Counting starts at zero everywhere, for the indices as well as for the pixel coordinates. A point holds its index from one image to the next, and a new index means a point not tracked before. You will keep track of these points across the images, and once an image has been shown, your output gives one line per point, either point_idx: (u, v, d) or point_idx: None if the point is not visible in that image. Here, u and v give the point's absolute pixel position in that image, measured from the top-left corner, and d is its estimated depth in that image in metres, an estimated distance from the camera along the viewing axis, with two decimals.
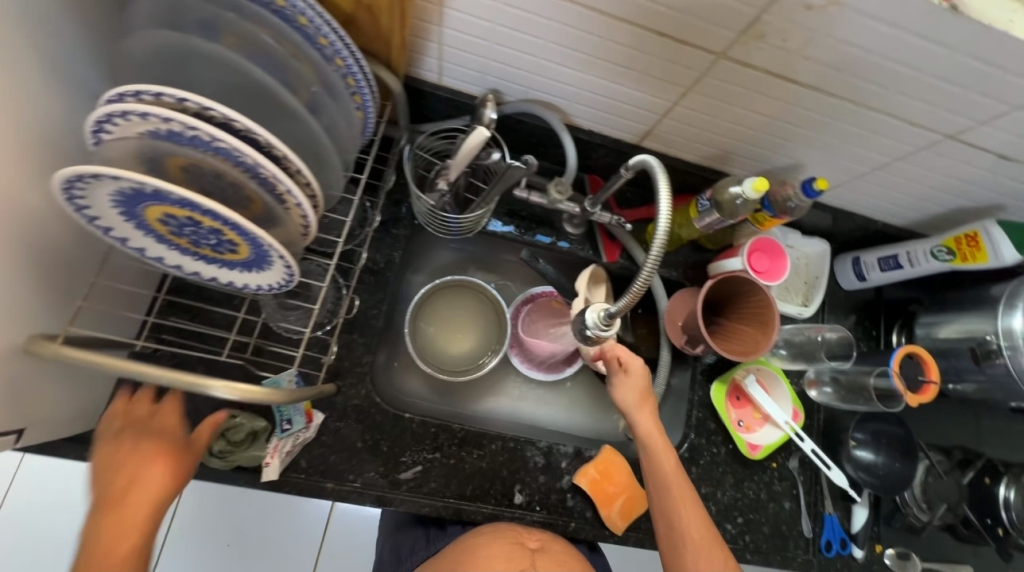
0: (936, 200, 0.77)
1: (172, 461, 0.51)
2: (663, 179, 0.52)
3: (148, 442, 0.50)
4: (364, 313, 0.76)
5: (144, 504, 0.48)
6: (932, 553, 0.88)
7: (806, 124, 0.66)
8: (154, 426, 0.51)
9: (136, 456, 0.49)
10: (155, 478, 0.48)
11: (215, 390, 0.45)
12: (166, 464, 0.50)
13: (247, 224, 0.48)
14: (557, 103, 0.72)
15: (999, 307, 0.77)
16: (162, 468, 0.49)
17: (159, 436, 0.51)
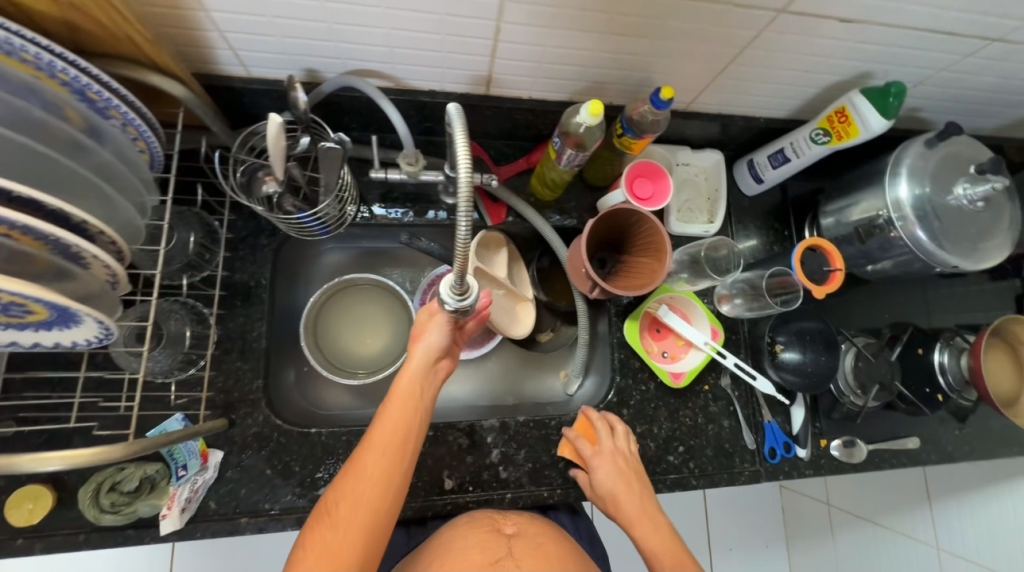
0: (804, 83, 0.73)
1: (431, 347, 0.63)
2: (455, 123, 0.46)
3: (424, 322, 0.64)
4: (243, 337, 0.72)
5: (421, 372, 0.62)
6: (877, 435, 0.89)
7: (637, 31, 0.61)
8: (426, 312, 0.64)
9: (437, 319, 0.63)
10: (414, 362, 0.62)
11: (47, 464, 0.43)
12: (433, 341, 0.63)
13: (37, 291, 0.44)
14: (380, 68, 0.66)
15: (886, 178, 0.74)
16: (423, 356, 0.62)
17: (429, 323, 0.63)
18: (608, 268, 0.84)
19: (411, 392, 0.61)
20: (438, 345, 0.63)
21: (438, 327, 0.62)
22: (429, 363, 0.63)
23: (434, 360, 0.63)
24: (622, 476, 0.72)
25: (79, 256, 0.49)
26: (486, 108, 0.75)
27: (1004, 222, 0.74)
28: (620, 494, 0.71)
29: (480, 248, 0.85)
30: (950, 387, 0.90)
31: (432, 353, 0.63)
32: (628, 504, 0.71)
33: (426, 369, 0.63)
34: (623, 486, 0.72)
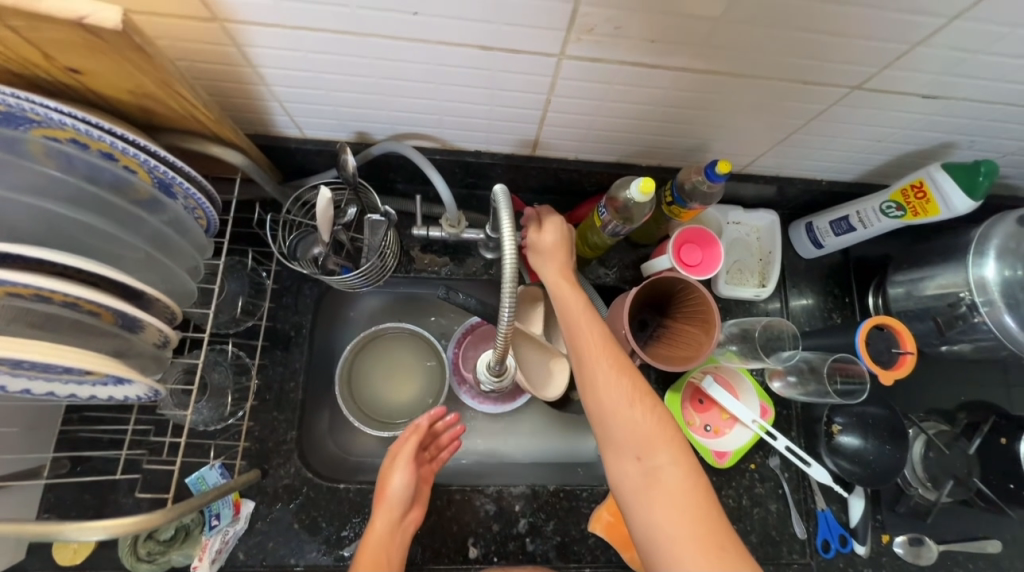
0: (875, 152, 0.68)
1: (395, 498, 0.62)
2: (503, 210, 0.48)
3: (387, 470, 0.65)
4: (281, 386, 0.73)
5: (387, 532, 0.60)
6: (950, 534, 0.79)
7: (692, 104, 0.59)
8: (390, 456, 0.66)
9: (400, 461, 0.64)
10: (379, 519, 0.61)
11: (92, 532, 0.42)
12: (398, 492, 0.62)
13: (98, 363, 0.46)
14: (428, 131, 0.66)
15: (968, 257, 0.67)
16: (386, 509, 0.62)
17: (390, 471, 0.64)
18: (650, 332, 0.80)
19: (380, 548, 0.58)
20: (404, 497, 0.63)
21: (401, 475, 0.63)
22: (395, 518, 0.61)
23: (399, 513, 0.62)
24: (558, 240, 0.64)
25: (140, 323, 0.51)
26: (530, 168, 0.74)
27: None
28: (548, 263, 0.64)
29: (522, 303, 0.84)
30: None
31: (397, 507, 0.62)
32: (564, 308, 0.60)
33: (392, 526, 0.61)
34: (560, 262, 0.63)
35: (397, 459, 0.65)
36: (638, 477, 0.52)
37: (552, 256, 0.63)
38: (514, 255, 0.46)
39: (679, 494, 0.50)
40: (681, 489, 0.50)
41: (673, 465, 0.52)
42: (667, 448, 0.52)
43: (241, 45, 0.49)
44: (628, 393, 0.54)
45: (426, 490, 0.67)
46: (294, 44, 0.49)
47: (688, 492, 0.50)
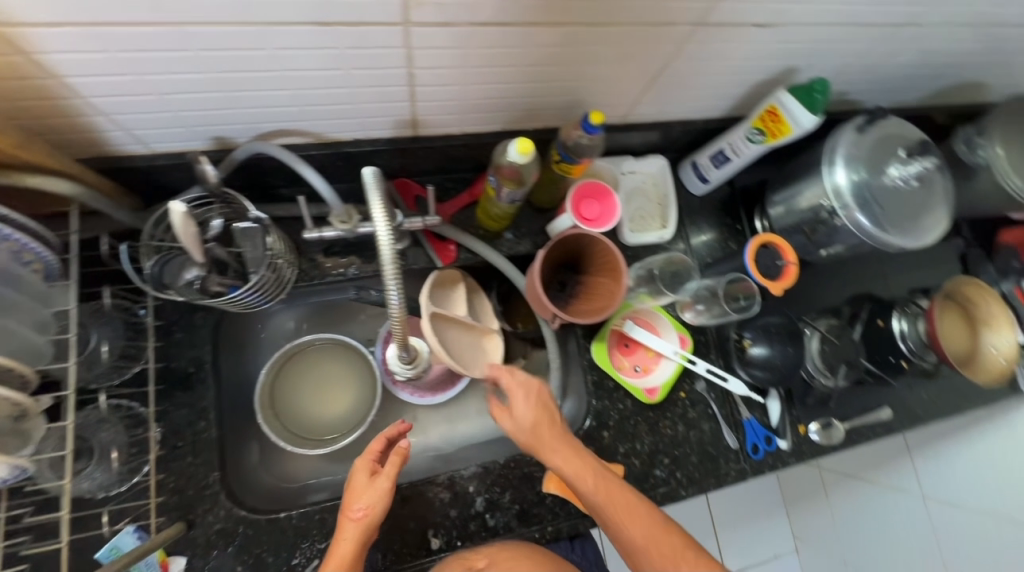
0: (733, 84, 0.73)
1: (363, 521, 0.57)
2: (372, 187, 0.46)
3: (356, 490, 0.59)
4: (191, 429, 0.67)
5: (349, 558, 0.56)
6: (851, 412, 0.91)
7: (556, 60, 0.59)
8: (361, 470, 0.61)
9: (374, 484, 0.59)
10: (344, 538, 0.57)
11: None
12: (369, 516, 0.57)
13: None
14: (295, 125, 0.62)
15: (823, 167, 0.75)
16: (354, 532, 0.57)
17: (359, 494, 0.58)
18: (568, 291, 0.82)
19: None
20: (374, 522, 0.58)
21: (375, 502, 0.58)
22: (362, 540, 0.57)
23: (366, 535, 0.58)
24: (541, 422, 0.64)
25: None
26: (417, 149, 0.72)
27: (941, 195, 0.75)
28: (546, 446, 0.63)
29: (436, 288, 0.81)
30: (913, 353, 0.93)
31: (366, 530, 0.58)
32: (565, 466, 0.62)
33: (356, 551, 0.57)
34: (545, 423, 0.64)
35: (368, 486, 0.59)
36: None
37: (525, 411, 0.65)
38: (389, 239, 0.46)
39: (684, 562, 0.56)
40: (679, 552, 0.57)
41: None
42: (667, 539, 0.58)
43: (27, 52, 0.42)
44: (644, 523, 0.59)
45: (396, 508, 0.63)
46: (95, 45, 0.43)
47: (683, 553, 0.57)
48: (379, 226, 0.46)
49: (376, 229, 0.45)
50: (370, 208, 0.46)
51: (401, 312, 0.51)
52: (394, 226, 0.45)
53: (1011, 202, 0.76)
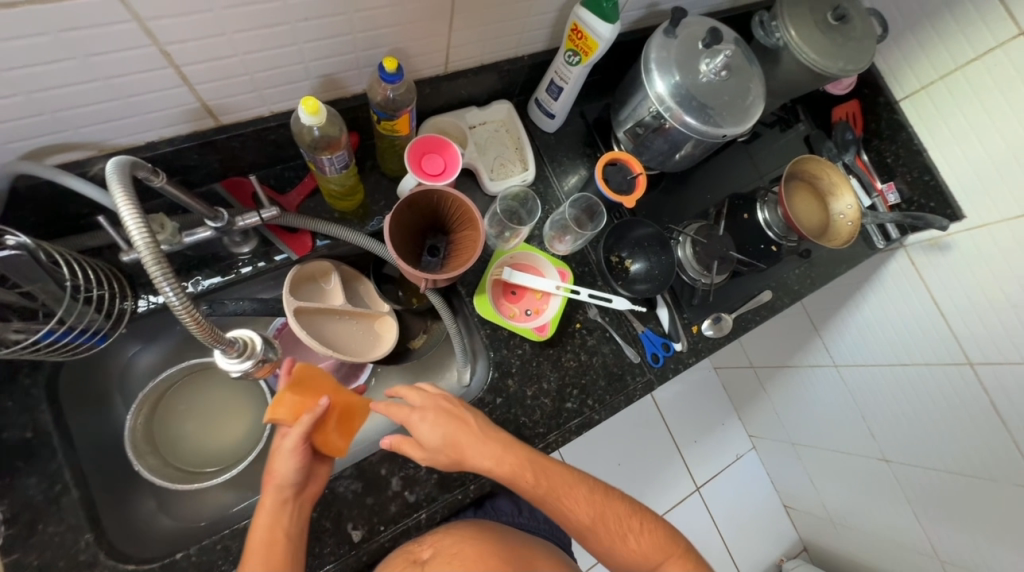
0: (538, 10, 0.73)
1: (286, 481, 0.59)
2: (114, 182, 0.41)
3: (276, 450, 0.60)
4: (43, 496, 0.60)
5: (270, 520, 0.58)
6: (736, 302, 0.97)
7: (330, 12, 0.56)
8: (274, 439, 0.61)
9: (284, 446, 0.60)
10: (265, 502, 0.59)
11: None
12: (286, 477, 0.59)
13: None
14: (58, 137, 0.55)
15: (643, 78, 0.78)
16: (275, 493, 0.59)
17: (278, 455, 0.60)
18: (442, 255, 0.81)
19: (269, 535, 0.57)
20: (294, 480, 0.59)
21: (294, 454, 0.59)
22: (285, 498, 0.59)
23: (289, 493, 0.59)
24: (445, 414, 0.64)
25: None
26: (228, 140, 0.67)
27: (753, 81, 0.80)
28: (454, 435, 0.64)
29: (306, 282, 0.80)
30: (780, 237, 1.01)
31: (287, 487, 0.59)
32: (480, 455, 0.63)
33: (280, 509, 0.59)
34: (460, 429, 0.64)
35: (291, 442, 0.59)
36: (613, 544, 0.68)
37: (433, 428, 0.63)
38: (142, 233, 0.41)
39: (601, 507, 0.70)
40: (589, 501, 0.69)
41: (643, 534, 0.70)
42: (594, 506, 0.69)
43: None
44: (605, 514, 0.69)
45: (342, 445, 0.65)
46: None
47: (605, 507, 0.70)
48: (129, 223, 0.41)
49: (125, 222, 0.41)
50: (114, 202, 0.41)
51: (189, 306, 0.44)
52: (147, 225, 0.41)
53: (814, 74, 0.83)
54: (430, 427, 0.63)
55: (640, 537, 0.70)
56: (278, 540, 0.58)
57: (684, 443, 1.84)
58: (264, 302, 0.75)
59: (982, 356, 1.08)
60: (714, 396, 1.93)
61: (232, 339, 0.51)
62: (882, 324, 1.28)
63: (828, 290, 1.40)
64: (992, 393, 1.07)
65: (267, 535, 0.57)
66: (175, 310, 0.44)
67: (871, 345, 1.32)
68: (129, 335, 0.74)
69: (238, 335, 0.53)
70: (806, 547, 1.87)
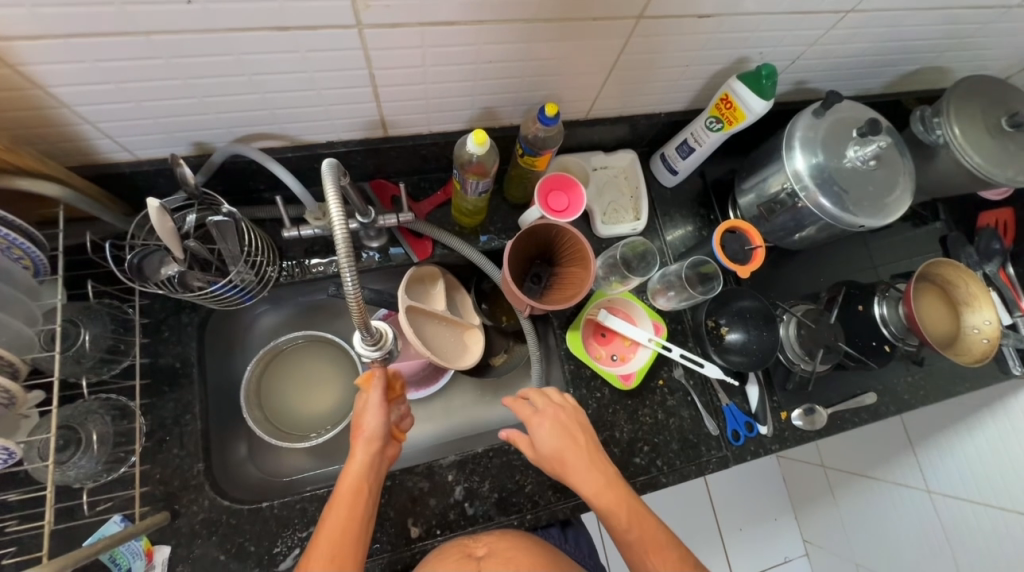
0: (689, 76, 0.76)
1: (377, 436, 0.60)
2: (327, 178, 0.49)
3: (364, 408, 0.62)
4: (176, 420, 0.70)
5: (363, 466, 0.58)
6: (834, 397, 0.91)
7: (510, 58, 0.63)
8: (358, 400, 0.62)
9: (372, 402, 0.61)
10: (356, 455, 0.58)
11: None
12: (379, 431, 0.60)
13: None
14: (268, 128, 0.66)
15: (782, 152, 0.77)
16: (368, 445, 0.59)
17: (366, 412, 0.61)
18: (544, 284, 0.84)
19: (355, 483, 0.57)
20: (385, 435, 0.61)
21: (381, 413, 0.61)
22: (375, 455, 0.59)
23: (379, 447, 0.60)
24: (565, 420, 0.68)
25: None
26: (389, 150, 0.76)
27: (902, 174, 0.77)
28: (569, 437, 0.67)
29: (415, 282, 0.86)
30: (896, 337, 0.93)
31: (378, 442, 0.60)
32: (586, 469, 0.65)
33: (371, 465, 0.58)
34: (570, 444, 0.66)
35: (377, 395, 0.61)
36: None
37: (551, 430, 0.67)
38: (342, 221, 0.47)
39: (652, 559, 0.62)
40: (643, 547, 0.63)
41: None
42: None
43: (12, 64, 0.47)
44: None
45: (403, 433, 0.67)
46: (80, 55, 0.48)
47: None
48: (333, 212, 0.48)
49: (331, 211, 0.47)
50: (325, 195, 0.48)
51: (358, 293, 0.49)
52: (346, 211, 0.47)
53: (973, 178, 0.78)
54: (545, 425, 0.68)
55: None
56: (367, 485, 0.57)
57: (728, 529, 1.70)
58: (379, 293, 0.83)
59: None
60: (770, 487, 1.77)
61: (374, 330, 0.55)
62: (999, 459, 1.12)
63: (935, 405, 1.26)
64: None
65: (356, 480, 0.57)
66: (346, 293, 0.50)
67: (980, 479, 1.16)
68: (264, 297, 0.84)
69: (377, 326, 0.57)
70: None
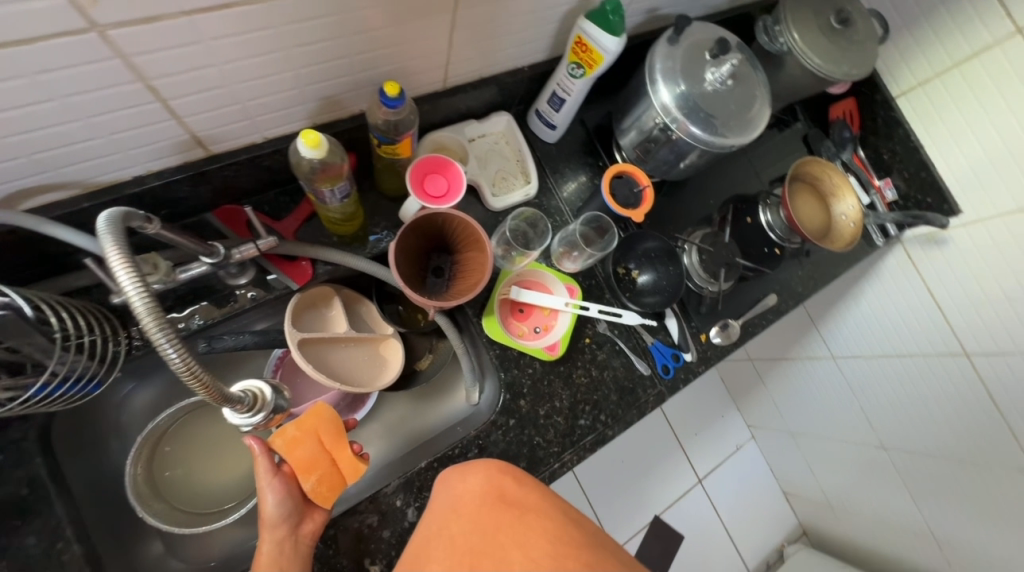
0: (539, 22, 0.70)
1: (277, 519, 0.56)
2: (106, 237, 0.39)
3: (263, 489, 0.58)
4: (43, 555, 0.58)
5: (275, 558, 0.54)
6: (742, 307, 0.97)
7: (326, 37, 0.53)
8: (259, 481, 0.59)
9: (270, 482, 0.57)
10: (263, 546, 0.55)
11: None
12: (274, 512, 0.56)
13: None
14: (37, 179, 0.51)
15: (648, 87, 0.76)
16: (268, 533, 0.56)
17: (265, 490, 0.57)
18: (447, 275, 0.79)
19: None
20: (286, 513, 0.57)
21: (272, 492, 0.57)
22: (281, 538, 0.56)
23: (290, 526, 0.57)
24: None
25: None
26: (221, 170, 0.63)
27: (757, 88, 0.79)
28: None
29: (307, 308, 0.77)
30: (782, 239, 1.01)
31: (281, 525, 0.57)
32: None
33: (279, 552, 0.55)
34: None
35: (266, 474, 0.58)
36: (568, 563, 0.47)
37: None
38: (138, 289, 0.38)
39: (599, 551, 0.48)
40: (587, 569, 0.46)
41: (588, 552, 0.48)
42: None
43: None
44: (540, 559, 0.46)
45: (335, 490, 0.62)
46: None
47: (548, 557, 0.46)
48: (122, 281, 0.38)
49: (120, 278, 0.38)
50: (108, 258, 0.38)
51: (193, 367, 0.40)
52: (143, 276, 0.38)
53: (818, 79, 0.82)
54: None
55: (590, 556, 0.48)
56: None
57: (686, 437, 1.86)
58: (265, 334, 0.72)
59: (978, 348, 1.10)
60: (713, 390, 1.95)
61: (240, 395, 0.47)
62: (880, 317, 1.30)
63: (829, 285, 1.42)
64: (990, 385, 1.09)
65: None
66: (174, 368, 0.40)
67: (869, 338, 1.34)
68: (124, 375, 0.70)
69: (245, 389, 0.48)
70: (806, 532, 1.92)
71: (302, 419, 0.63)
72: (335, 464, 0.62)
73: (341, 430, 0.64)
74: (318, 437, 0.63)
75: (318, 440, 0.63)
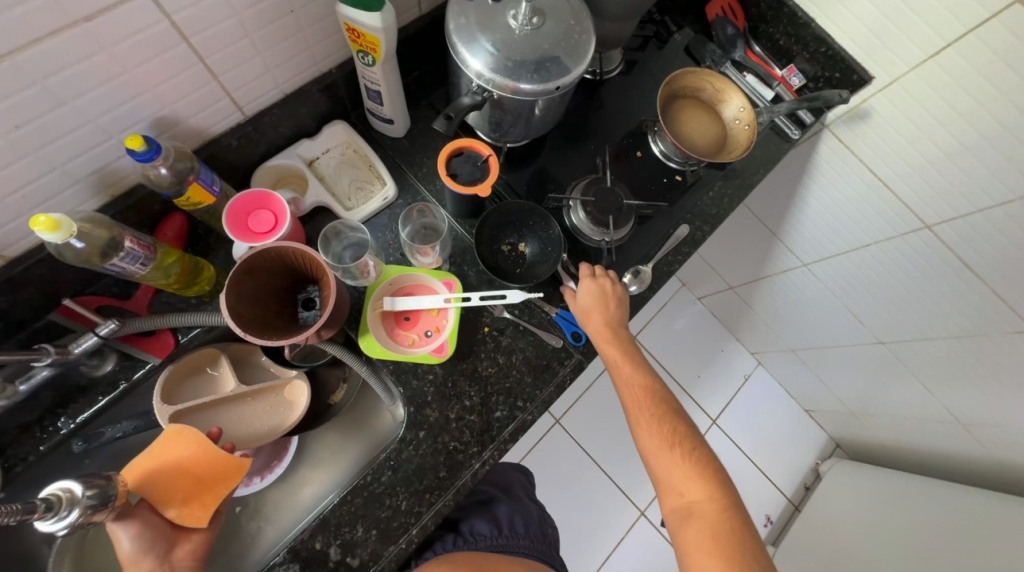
0: (310, 21, 0.65)
1: (135, 555, 0.55)
2: None
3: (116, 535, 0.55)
4: None
5: None
6: (653, 248, 0.90)
7: (44, 112, 0.50)
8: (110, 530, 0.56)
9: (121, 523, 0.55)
10: None
11: None
12: (130, 551, 0.55)
13: None
14: None
15: (454, 54, 0.70)
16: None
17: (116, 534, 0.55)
18: (318, 304, 0.76)
19: None
20: (146, 546, 0.55)
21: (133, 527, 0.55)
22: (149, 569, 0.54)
23: (160, 553, 0.56)
24: (593, 298, 0.77)
25: None
26: (29, 272, 0.62)
27: (572, 15, 0.72)
28: (586, 318, 0.77)
29: (188, 377, 0.75)
30: (683, 164, 0.93)
31: (145, 559, 0.55)
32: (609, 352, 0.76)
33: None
34: (596, 310, 0.77)
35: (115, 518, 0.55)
36: (673, 494, 0.66)
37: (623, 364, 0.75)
38: None
39: (715, 530, 0.62)
40: (699, 509, 0.64)
41: (709, 506, 0.64)
42: (675, 448, 0.68)
43: None
44: (681, 476, 0.66)
45: (208, 506, 0.60)
46: None
47: (684, 466, 0.67)
48: None
49: None
50: None
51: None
52: None
53: None
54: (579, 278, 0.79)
55: (706, 510, 0.64)
56: None
57: (688, 381, 1.80)
58: (145, 415, 0.71)
59: (938, 217, 0.96)
60: (706, 327, 1.87)
61: (36, 504, 0.46)
62: (830, 214, 1.18)
63: (768, 183, 1.27)
64: (956, 248, 0.96)
65: None
66: None
67: (826, 236, 1.23)
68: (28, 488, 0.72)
69: (49, 493, 0.48)
70: (840, 444, 1.82)
71: (152, 448, 0.60)
72: (209, 471, 0.60)
73: (204, 439, 0.62)
74: (177, 456, 0.60)
75: (178, 457, 0.60)
